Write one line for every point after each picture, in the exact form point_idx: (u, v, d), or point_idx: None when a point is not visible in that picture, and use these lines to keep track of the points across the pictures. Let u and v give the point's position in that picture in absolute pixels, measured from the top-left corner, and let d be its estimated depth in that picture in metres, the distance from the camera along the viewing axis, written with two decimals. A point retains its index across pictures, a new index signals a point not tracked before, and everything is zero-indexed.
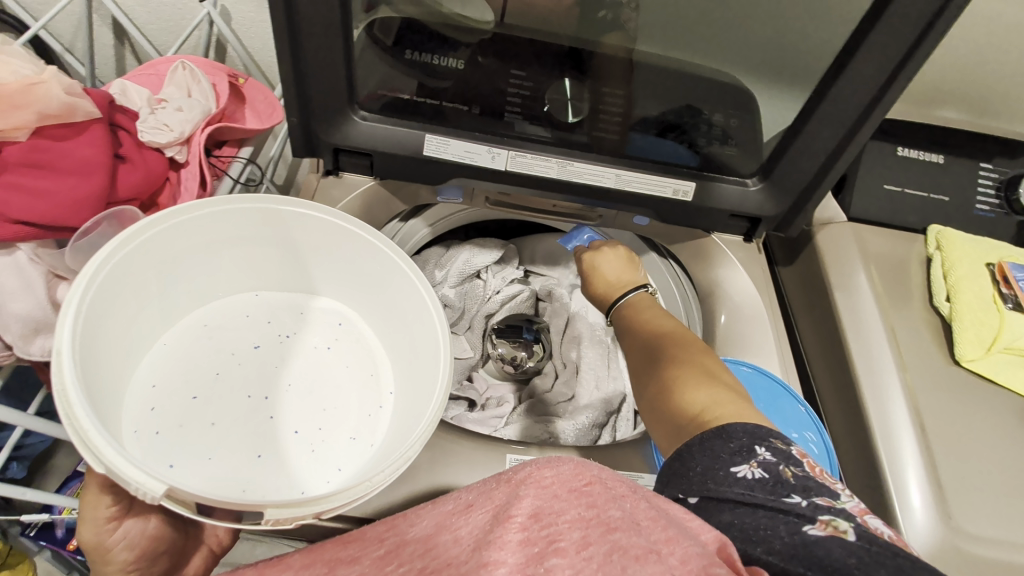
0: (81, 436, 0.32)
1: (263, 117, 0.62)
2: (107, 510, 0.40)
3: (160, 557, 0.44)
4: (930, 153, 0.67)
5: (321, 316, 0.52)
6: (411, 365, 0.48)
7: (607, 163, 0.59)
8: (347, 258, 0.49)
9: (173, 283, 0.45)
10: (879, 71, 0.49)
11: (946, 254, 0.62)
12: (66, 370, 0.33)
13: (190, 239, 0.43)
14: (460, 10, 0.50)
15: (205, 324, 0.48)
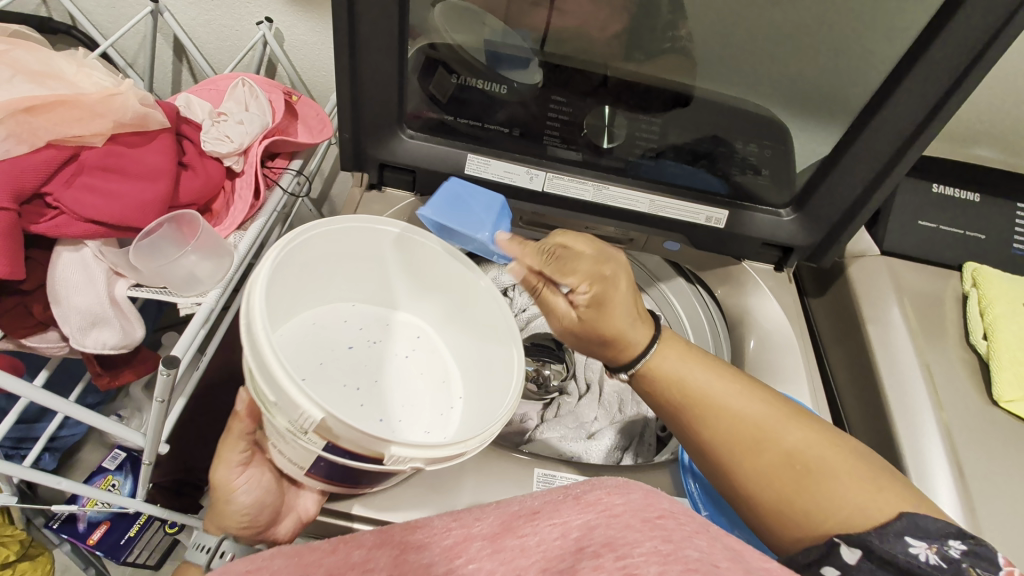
0: (267, 367, 0.38)
1: (314, 132, 0.65)
2: (241, 454, 0.50)
3: (264, 510, 0.50)
4: (967, 191, 0.67)
5: (402, 328, 0.55)
6: (482, 377, 0.51)
7: (641, 188, 0.61)
8: (435, 276, 0.52)
9: (299, 280, 0.48)
10: (917, 107, 0.49)
11: (984, 291, 0.61)
12: (257, 319, 0.39)
13: (324, 244, 0.48)
14: (495, 52, 0.54)
15: (311, 323, 0.51)
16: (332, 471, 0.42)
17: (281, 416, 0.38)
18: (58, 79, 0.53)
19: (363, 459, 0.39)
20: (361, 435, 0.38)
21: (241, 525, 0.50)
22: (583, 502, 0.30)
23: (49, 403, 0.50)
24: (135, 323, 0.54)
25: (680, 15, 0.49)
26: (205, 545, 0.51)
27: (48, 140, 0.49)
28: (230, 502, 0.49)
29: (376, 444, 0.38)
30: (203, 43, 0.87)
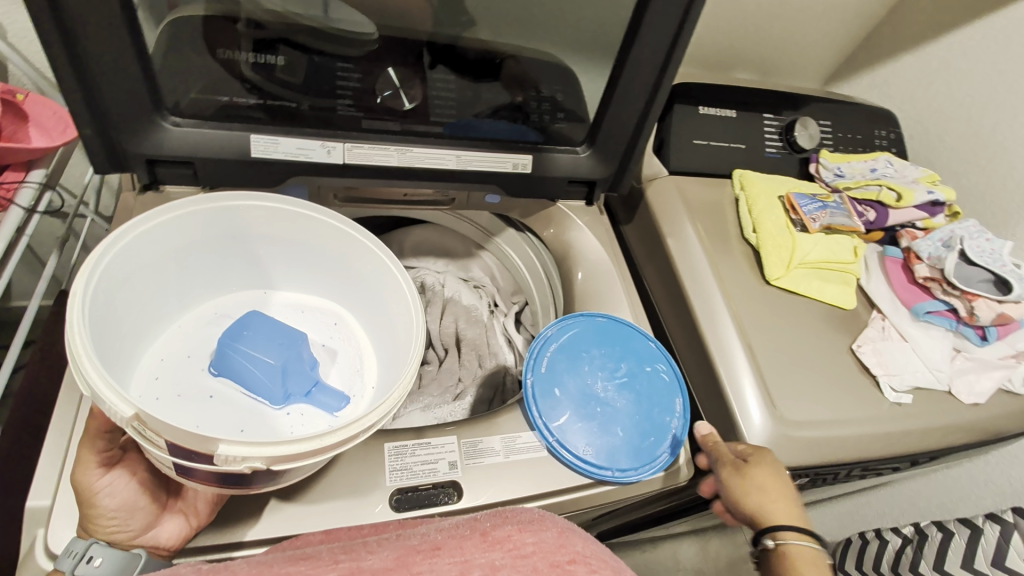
0: (74, 359, 0.37)
1: (53, 134, 0.56)
2: (101, 453, 0.42)
3: (138, 512, 0.43)
4: (726, 109, 0.77)
5: (319, 316, 0.57)
6: (393, 352, 0.53)
7: (445, 145, 0.61)
8: (338, 261, 0.55)
9: (190, 267, 0.51)
10: (663, 36, 0.55)
11: (748, 192, 0.73)
12: (76, 309, 0.39)
13: (209, 228, 0.50)
14: (337, 24, 0.52)
15: (217, 313, 0.54)
16: (213, 476, 0.40)
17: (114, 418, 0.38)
18: None
19: (200, 459, 0.37)
20: (182, 437, 0.36)
21: (112, 532, 0.42)
22: (490, 540, 0.32)
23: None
24: None
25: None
26: (71, 550, 0.40)
27: None
28: (92, 509, 0.41)
29: (205, 443, 0.36)
30: None
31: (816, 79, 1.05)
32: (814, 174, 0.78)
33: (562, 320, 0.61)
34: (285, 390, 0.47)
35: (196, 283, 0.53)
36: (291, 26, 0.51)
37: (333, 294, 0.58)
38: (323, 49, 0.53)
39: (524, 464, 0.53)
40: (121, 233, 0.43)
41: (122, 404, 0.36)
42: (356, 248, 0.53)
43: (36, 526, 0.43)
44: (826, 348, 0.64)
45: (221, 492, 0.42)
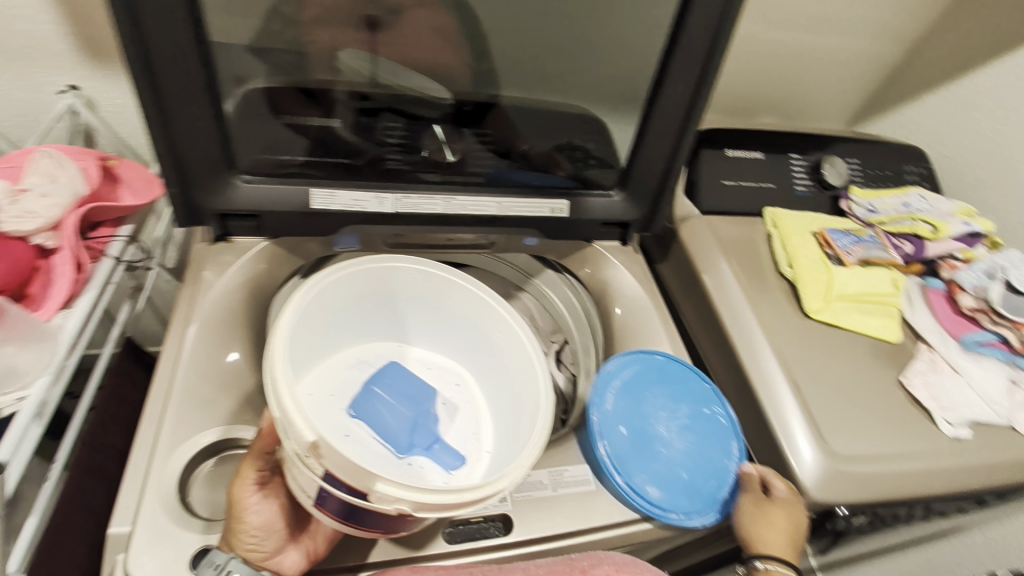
0: (272, 382, 0.40)
1: (142, 194, 0.63)
2: (254, 475, 0.46)
3: (273, 533, 0.45)
4: (752, 151, 0.80)
5: (444, 375, 0.60)
6: (511, 417, 0.54)
7: (487, 193, 0.65)
8: (469, 327, 0.58)
9: (349, 316, 0.56)
10: (687, 87, 0.59)
11: (781, 229, 0.74)
12: (277, 336, 0.43)
13: (378, 283, 0.56)
14: (423, 92, 0.60)
15: (357, 360, 0.57)
16: (340, 509, 0.42)
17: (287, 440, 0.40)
18: None
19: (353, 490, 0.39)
20: (350, 466, 0.38)
21: (248, 552, 0.44)
22: None
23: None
24: None
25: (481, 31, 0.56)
26: (213, 561, 0.43)
27: None
28: (239, 523, 0.44)
29: (362, 478, 0.39)
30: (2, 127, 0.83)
31: (840, 119, 1.07)
32: (845, 211, 0.80)
33: (625, 355, 0.62)
34: (411, 439, 0.49)
35: (352, 329, 0.57)
36: (398, 97, 0.59)
37: (456, 355, 0.61)
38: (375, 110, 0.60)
39: (573, 498, 0.54)
40: (316, 278, 0.49)
41: (305, 428, 0.39)
42: (490, 314, 0.56)
43: (115, 552, 0.45)
44: (875, 381, 0.63)
45: (340, 528, 0.44)
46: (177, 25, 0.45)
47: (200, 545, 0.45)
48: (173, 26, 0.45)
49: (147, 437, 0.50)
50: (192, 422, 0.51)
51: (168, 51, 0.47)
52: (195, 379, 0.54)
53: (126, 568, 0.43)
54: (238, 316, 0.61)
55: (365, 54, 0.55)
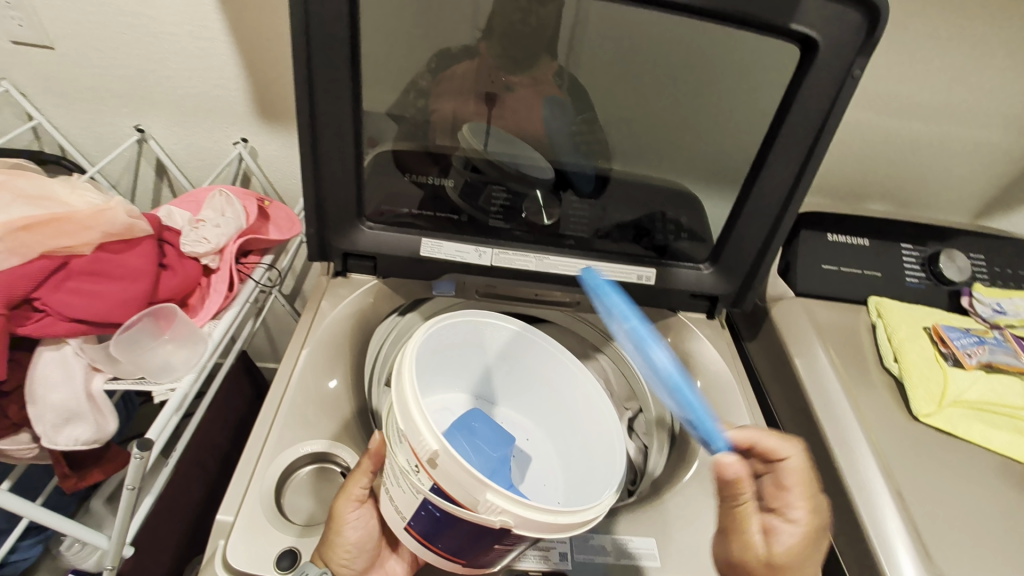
0: (401, 395, 0.44)
1: (284, 230, 0.74)
2: (361, 490, 0.51)
3: (365, 551, 0.51)
4: (857, 237, 0.77)
5: (514, 430, 0.62)
6: (584, 473, 0.56)
7: (578, 256, 0.69)
8: (552, 386, 0.61)
9: (445, 360, 0.59)
10: (787, 171, 0.61)
11: (887, 320, 0.69)
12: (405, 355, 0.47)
13: (478, 334, 0.60)
14: (523, 164, 0.67)
15: (441, 405, 0.60)
16: (425, 528, 0.45)
17: (406, 450, 0.43)
18: (53, 199, 0.59)
19: (459, 504, 0.41)
20: (465, 477, 0.41)
21: (343, 564, 0.50)
22: None
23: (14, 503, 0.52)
24: (108, 416, 0.56)
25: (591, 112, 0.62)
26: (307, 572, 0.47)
27: (42, 250, 0.54)
28: (339, 537, 0.50)
29: (470, 492, 0.41)
30: (187, 167, 1.04)
31: (965, 212, 1.00)
32: (967, 308, 0.73)
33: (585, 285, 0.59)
34: None
35: (444, 376, 0.61)
36: (504, 173, 0.67)
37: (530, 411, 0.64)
38: (485, 173, 0.67)
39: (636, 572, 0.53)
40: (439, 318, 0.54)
41: (429, 436, 0.41)
42: (569, 371, 0.59)
43: (218, 537, 0.51)
44: (999, 503, 0.56)
45: (422, 554, 0.48)
46: (343, 97, 0.56)
47: (289, 546, 0.50)
48: (340, 98, 0.56)
49: (257, 440, 0.57)
50: (294, 432, 0.58)
51: (331, 117, 0.57)
52: (301, 395, 0.61)
53: (225, 555, 0.49)
54: (344, 342, 0.69)
55: (481, 125, 0.63)
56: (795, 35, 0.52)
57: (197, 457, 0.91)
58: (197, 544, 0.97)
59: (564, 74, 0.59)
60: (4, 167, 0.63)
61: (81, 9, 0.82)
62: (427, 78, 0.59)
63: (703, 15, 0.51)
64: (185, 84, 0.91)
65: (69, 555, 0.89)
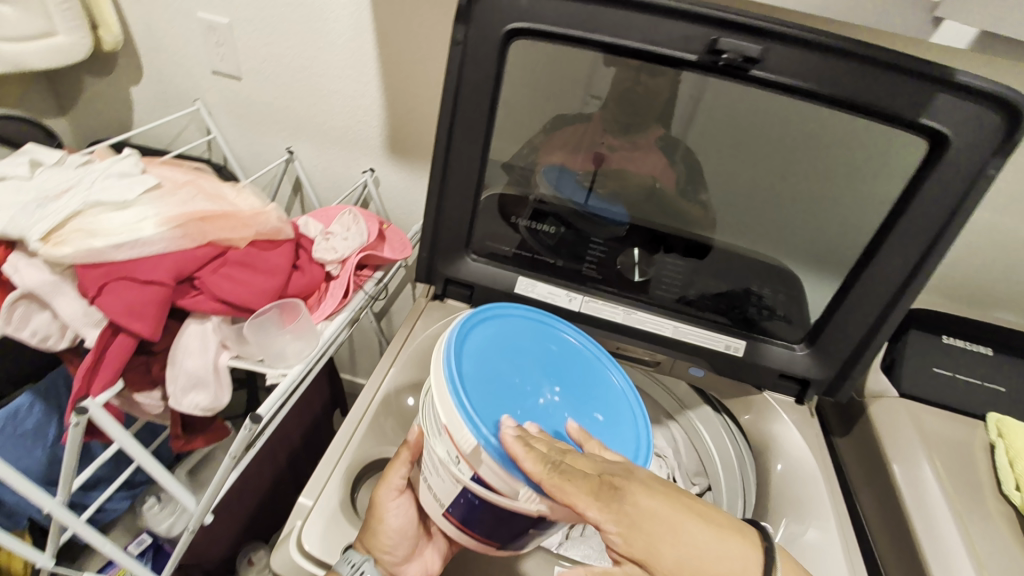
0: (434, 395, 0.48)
1: (397, 251, 0.80)
2: (400, 481, 0.56)
3: (404, 539, 0.55)
4: (978, 345, 0.72)
5: None
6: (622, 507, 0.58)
7: (666, 316, 0.70)
8: None
9: None
10: (901, 264, 0.59)
11: (1009, 441, 0.62)
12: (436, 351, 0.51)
13: None
14: (602, 214, 0.71)
15: None
16: (461, 513, 0.50)
17: (445, 444, 0.47)
18: (223, 199, 0.70)
19: (498, 492, 0.46)
20: (498, 468, 0.45)
21: (385, 551, 0.53)
22: None
23: (134, 448, 0.59)
24: (225, 389, 0.64)
25: (699, 183, 0.66)
26: (350, 559, 0.51)
27: (209, 238, 0.63)
28: (381, 524, 0.54)
29: (510, 479, 0.45)
30: (319, 186, 1.18)
31: None
32: None
33: (496, 312, 0.58)
34: None
35: None
36: (584, 215, 0.71)
37: None
38: (581, 225, 0.71)
39: None
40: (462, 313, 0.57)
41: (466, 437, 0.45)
42: None
43: (296, 517, 0.56)
44: None
45: (466, 539, 0.51)
46: (474, 142, 0.62)
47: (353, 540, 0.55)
48: (471, 143, 0.62)
49: (346, 431, 0.63)
50: (378, 438, 0.63)
51: (461, 157, 0.64)
52: (382, 403, 0.66)
53: (302, 536, 0.54)
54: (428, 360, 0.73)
55: (589, 175, 0.68)
56: (925, 130, 0.52)
57: (275, 447, 0.98)
58: (255, 529, 1.03)
59: (675, 142, 0.64)
60: (190, 169, 0.76)
61: (268, 50, 0.99)
62: (541, 138, 0.67)
63: (828, 101, 0.53)
64: (334, 117, 1.05)
65: (147, 516, 0.95)
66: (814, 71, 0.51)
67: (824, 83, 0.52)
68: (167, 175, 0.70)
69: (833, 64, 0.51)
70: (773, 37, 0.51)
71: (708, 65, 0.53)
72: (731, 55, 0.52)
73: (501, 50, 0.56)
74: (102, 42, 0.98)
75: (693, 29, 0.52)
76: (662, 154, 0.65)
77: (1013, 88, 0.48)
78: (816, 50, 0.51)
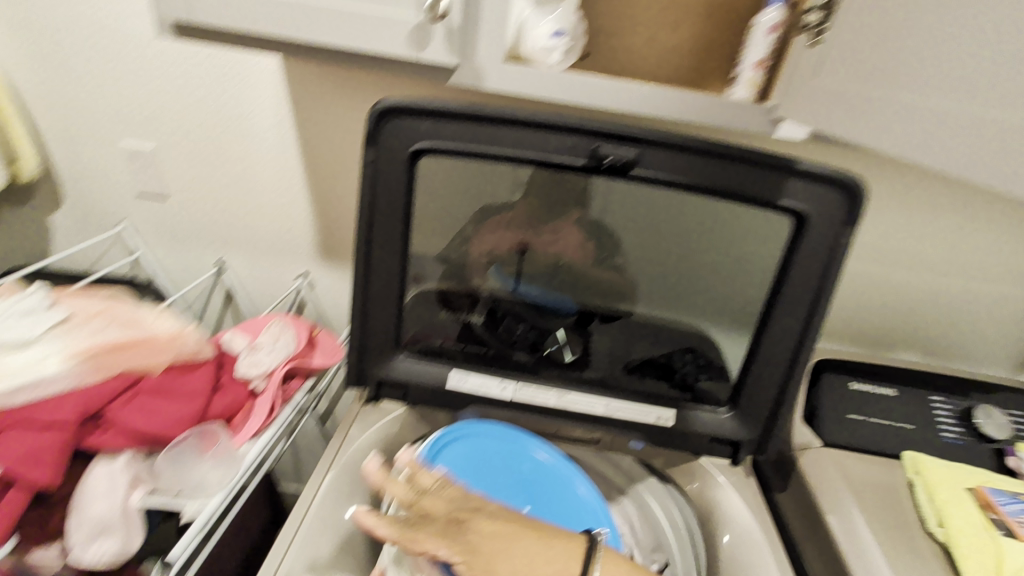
0: None
1: (327, 357, 0.79)
2: None
3: None
4: (882, 387, 0.78)
5: None
6: None
7: (596, 394, 0.72)
8: None
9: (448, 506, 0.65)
10: (793, 325, 0.64)
11: (925, 477, 0.66)
12: None
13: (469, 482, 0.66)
14: (537, 298, 0.76)
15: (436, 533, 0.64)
16: None
17: None
18: (139, 325, 0.68)
19: None
20: None
21: None
22: None
23: None
24: (137, 532, 0.57)
25: (612, 251, 0.73)
26: None
27: (119, 369, 0.62)
28: None
29: None
30: (253, 294, 1.17)
31: (985, 362, 1.01)
32: (1015, 468, 0.70)
33: None
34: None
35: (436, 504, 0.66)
36: (515, 302, 0.75)
37: None
38: (513, 310, 0.75)
39: None
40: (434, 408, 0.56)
41: None
42: None
43: None
44: None
45: None
46: (392, 248, 0.65)
47: None
48: (390, 249, 0.65)
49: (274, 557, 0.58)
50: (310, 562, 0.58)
51: (381, 263, 0.66)
52: (316, 521, 0.62)
53: None
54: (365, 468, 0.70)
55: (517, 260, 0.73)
56: (786, 208, 0.59)
57: None
58: None
59: (587, 219, 0.69)
60: (105, 295, 0.74)
61: (196, 171, 1.02)
62: (471, 229, 0.71)
63: (702, 190, 0.60)
64: (265, 228, 1.07)
65: None
66: (684, 167, 0.59)
67: (694, 176, 0.59)
68: (81, 304, 0.69)
69: (698, 160, 0.58)
70: (644, 142, 0.58)
71: (594, 168, 0.60)
72: (611, 159, 0.58)
73: (409, 167, 0.61)
74: (19, 175, 0.97)
75: (577, 139, 0.59)
76: (581, 236, 0.71)
77: (844, 171, 0.57)
78: (683, 151, 0.58)
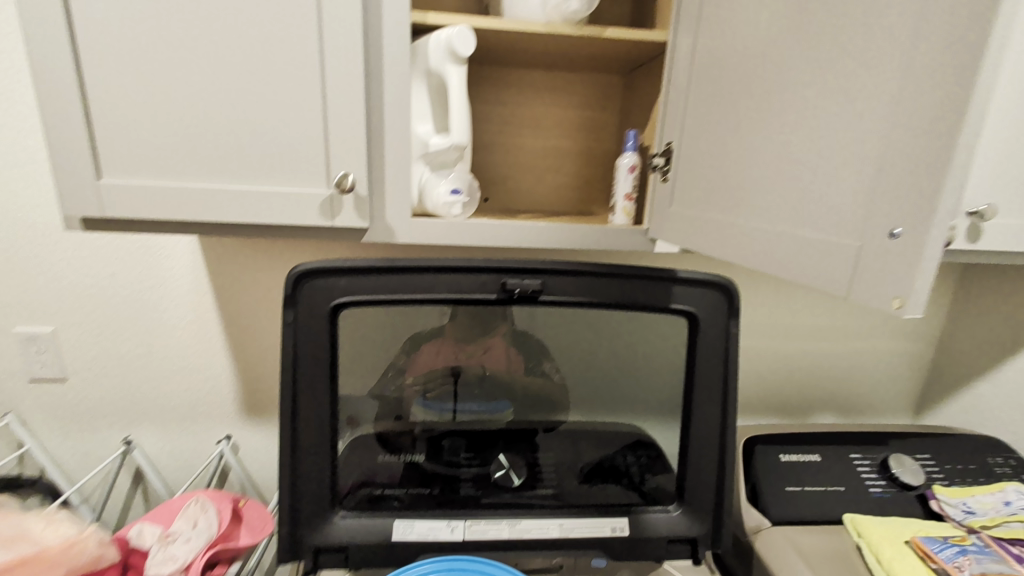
0: None
1: (256, 530, 0.72)
2: None
3: None
4: (808, 454, 0.82)
5: None
6: None
7: (550, 515, 0.70)
8: None
9: None
10: (712, 413, 0.69)
11: (868, 537, 0.69)
12: None
13: None
14: (473, 416, 0.74)
15: None
16: None
17: None
18: (25, 539, 0.61)
19: None
20: None
21: None
22: None
23: None
24: None
25: (541, 358, 0.73)
26: None
27: None
28: None
29: None
30: (166, 471, 1.06)
31: (878, 410, 1.13)
32: (940, 513, 0.74)
33: None
34: None
35: None
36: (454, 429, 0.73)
37: None
38: (450, 440, 0.73)
39: None
40: None
41: None
42: None
43: None
44: None
45: None
46: (320, 401, 0.64)
47: None
48: (317, 403, 0.64)
49: None
50: None
51: (310, 421, 0.65)
52: None
53: None
54: None
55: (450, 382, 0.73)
56: (679, 310, 0.67)
57: None
58: None
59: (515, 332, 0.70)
60: None
61: (102, 346, 0.97)
62: (403, 359, 0.70)
63: (604, 305, 0.67)
64: (180, 394, 1.01)
65: None
66: (585, 288, 0.66)
67: (595, 294, 0.66)
68: None
69: (596, 280, 0.66)
70: (546, 272, 0.65)
71: (507, 299, 0.65)
72: (520, 290, 0.64)
73: (331, 322, 0.63)
74: None
75: (486, 277, 0.65)
76: (509, 348, 0.72)
77: (717, 274, 0.67)
78: (581, 274, 0.66)
